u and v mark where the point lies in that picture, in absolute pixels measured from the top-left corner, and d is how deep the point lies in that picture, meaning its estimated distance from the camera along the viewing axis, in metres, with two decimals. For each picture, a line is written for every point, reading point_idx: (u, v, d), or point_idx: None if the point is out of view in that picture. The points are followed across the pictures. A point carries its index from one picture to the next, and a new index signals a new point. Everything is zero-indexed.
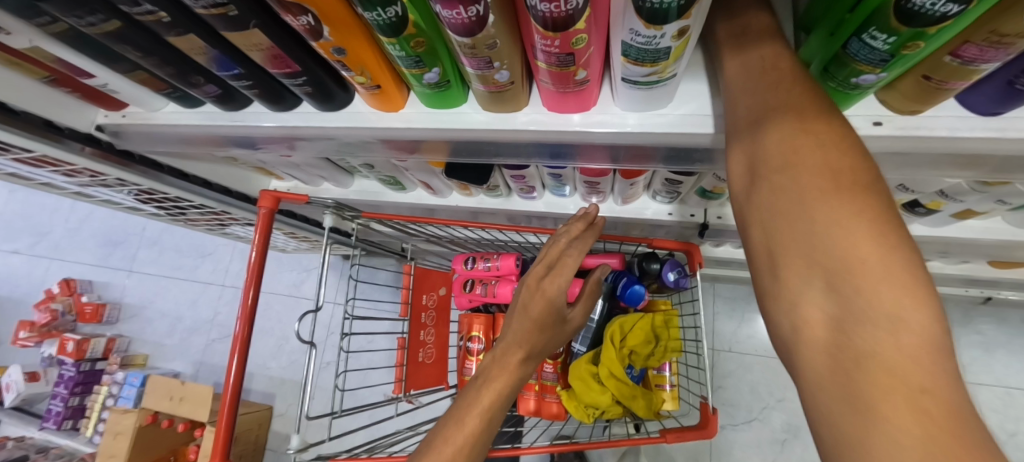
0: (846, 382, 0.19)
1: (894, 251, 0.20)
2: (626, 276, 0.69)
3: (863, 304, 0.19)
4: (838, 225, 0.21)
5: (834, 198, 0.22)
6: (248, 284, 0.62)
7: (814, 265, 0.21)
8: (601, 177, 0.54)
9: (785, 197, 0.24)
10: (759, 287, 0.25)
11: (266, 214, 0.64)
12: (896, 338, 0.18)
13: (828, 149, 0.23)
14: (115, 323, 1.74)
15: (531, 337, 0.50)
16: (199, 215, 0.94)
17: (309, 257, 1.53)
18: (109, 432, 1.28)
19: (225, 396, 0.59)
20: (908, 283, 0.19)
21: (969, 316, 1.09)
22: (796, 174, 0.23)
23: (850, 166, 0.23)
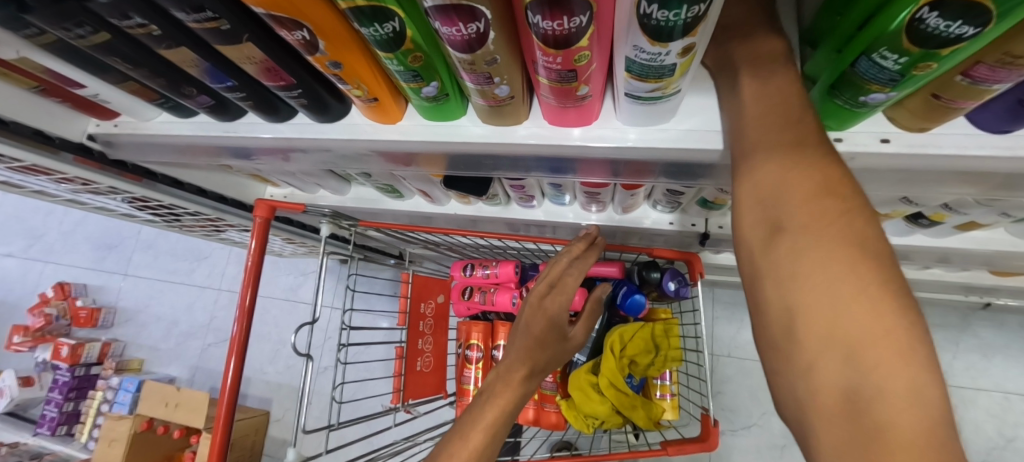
0: (865, 454, 0.20)
1: (909, 327, 0.21)
2: (626, 285, 0.69)
3: (882, 377, 0.20)
4: (860, 295, 0.22)
5: (853, 269, 0.23)
6: (245, 288, 0.61)
7: (834, 332, 0.22)
8: (601, 188, 0.54)
9: (804, 260, 0.24)
10: (769, 341, 0.26)
11: (262, 223, 0.63)
12: (914, 413, 0.20)
13: (844, 217, 0.24)
14: (110, 327, 1.72)
15: (533, 353, 0.49)
16: (195, 221, 0.92)
17: (306, 261, 1.52)
18: (104, 438, 1.27)
19: (221, 405, 0.58)
20: (918, 358, 0.21)
21: (967, 321, 1.09)
22: (818, 237, 0.24)
23: (863, 234, 0.24)
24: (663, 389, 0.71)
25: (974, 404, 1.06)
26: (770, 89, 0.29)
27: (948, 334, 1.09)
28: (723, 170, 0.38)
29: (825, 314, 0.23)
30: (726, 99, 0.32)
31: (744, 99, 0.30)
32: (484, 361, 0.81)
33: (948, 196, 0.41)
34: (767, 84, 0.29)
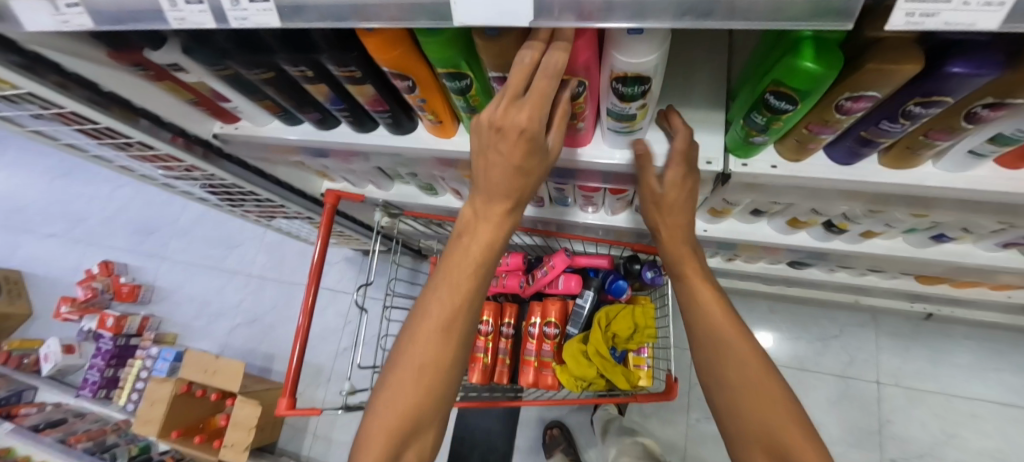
0: (777, 458, 0.41)
1: (776, 382, 0.44)
2: (613, 273, 0.86)
3: (775, 415, 0.42)
4: (754, 371, 0.45)
5: (745, 356, 0.46)
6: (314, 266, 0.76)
7: (749, 395, 0.44)
8: (595, 193, 0.70)
9: (725, 355, 0.46)
10: (714, 402, 0.47)
11: (329, 209, 0.80)
12: (791, 431, 0.42)
13: (738, 328, 0.48)
14: (147, 304, 1.89)
15: (501, 188, 0.38)
16: (255, 207, 1.10)
17: (330, 251, 1.69)
18: (146, 399, 1.40)
19: (288, 377, 0.68)
20: (783, 398, 0.43)
21: (917, 330, 1.23)
22: (729, 343, 0.47)
23: (745, 334, 0.47)
24: (639, 360, 0.87)
25: (923, 404, 1.18)
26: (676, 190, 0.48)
27: (900, 341, 1.23)
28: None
29: (741, 385, 0.44)
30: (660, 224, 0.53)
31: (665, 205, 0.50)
32: (494, 335, 0.96)
33: (840, 207, 0.58)
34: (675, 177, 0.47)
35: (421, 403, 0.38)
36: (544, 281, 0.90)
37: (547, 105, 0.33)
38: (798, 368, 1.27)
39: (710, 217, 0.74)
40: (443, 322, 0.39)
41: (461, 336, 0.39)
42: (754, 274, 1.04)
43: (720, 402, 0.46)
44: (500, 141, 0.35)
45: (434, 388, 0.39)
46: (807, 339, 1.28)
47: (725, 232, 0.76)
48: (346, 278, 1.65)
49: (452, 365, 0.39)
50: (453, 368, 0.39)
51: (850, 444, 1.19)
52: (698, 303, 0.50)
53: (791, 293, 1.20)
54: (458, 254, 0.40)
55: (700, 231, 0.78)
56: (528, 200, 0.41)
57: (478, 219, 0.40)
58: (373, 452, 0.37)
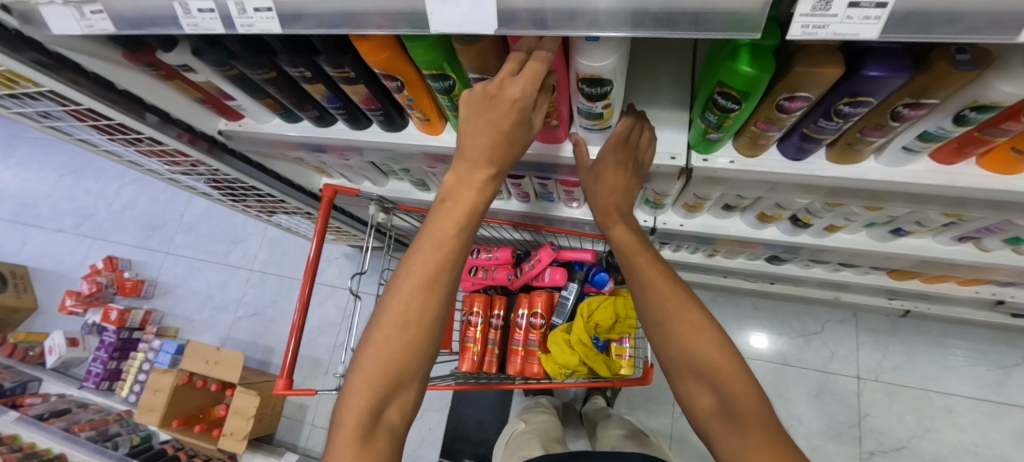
0: (711, 381, 0.46)
1: (703, 315, 0.48)
2: (595, 266, 0.91)
3: (705, 346, 0.46)
4: (683, 309, 0.48)
5: (674, 296, 0.49)
6: (311, 257, 0.80)
7: (682, 332, 0.47)
8: (575, 188, 0.75)
9: (658, 299, 0.50)
10: (651, 341, 0.51)
11: (327, 202, 0.85)
12: (720, 357, 0.46)
13: (665, 272, 0.51)
14: (150, 298, 1.94)
15: (485, 154, 0.43)
16: (256, 202, 1.14)
17: (330, 248, 1.74)
18: (148, 388, 1.44)
19: (285, 361, 0.72)
20: (710, 329, 0.47)
21: (895, 326, 1.27)
22: (659, 287, 0.50)
23: (671, 278, 0.51)
24: (621, 350, 0.89)
25: (899, 398, 1.21)
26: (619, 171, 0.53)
27: (879, 337, 1.27)
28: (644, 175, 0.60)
29: (675, 324, 0.48)
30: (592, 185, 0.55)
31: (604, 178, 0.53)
32: (483, 325, 1.01)
33: (799, 201, 0.62)
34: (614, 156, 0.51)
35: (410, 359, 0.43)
36: (531, 274, 0.95)
37: (537, 80, 0.39)
38: (780, 362, 1.31)
39: (685, 211, 0.78)
40: (422, 282, 0.43)
41: (441, 293, 0.44)
42: (734, 269, 1.08)
43: (657, 340, 0.50)
44: (491, 110, 0.41)
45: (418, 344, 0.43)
46: (790, 334, 1.32)
47: (700, 226, 0.80)
48: (345, 274, 1.69)
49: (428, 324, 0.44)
50: (435, 323, 0.44)
51: (831, 437, 1.22)
52: (631, 255, 0.54)
53: (773, 289, 1.24)
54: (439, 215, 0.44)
55: (677, 226, 0.82)
56: (509, 169, 0.46)
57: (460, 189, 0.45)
58: (359, 403, 0.41)
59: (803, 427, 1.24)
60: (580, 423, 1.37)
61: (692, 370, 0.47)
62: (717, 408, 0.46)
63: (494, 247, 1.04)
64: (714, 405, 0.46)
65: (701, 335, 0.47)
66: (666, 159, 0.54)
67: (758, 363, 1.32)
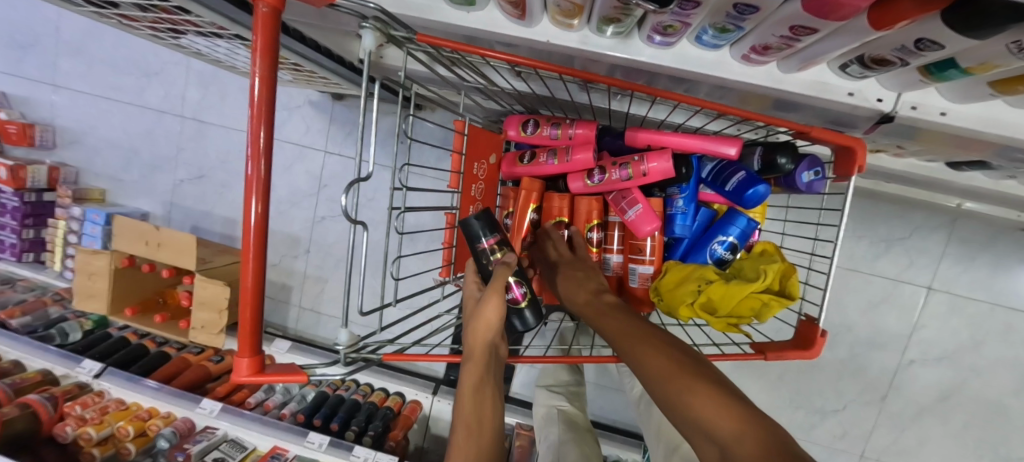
0: (681, 386, 0.35)
1: (668, 349, 0.40)
2: (743, 169, 0.55)
3: (661, 368, 0.38)
4: (647, 347, 0.41)
5: (633, 340, 0.43)
6: (252, 158, 0.40)
7: (659, 360, 0.39)
8: (829, 23, 0.33)
9: (630, 339, 0.44)
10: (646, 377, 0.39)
11: (268, 16, 0.39)
12: (687, 377, 0.35)
13: (626, 325, 0.47)
14: (52, 150, 1.44)
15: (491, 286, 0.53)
16: (140, 10, 0.64)
17: (288, 91, 1.25)
18: (80, 271, 1.15)
19: (244, 327, 0.42)
20: (669, 359, 0.38)
21: (995, 237, 1.08)
22: (627, 330, 0.46)
23: (629, 328, 0.46)
24: None
25: (959, 312, 1.13)
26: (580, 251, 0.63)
27: (970, 249, 1.10)
28: None
29: (646, 355, 0.40)
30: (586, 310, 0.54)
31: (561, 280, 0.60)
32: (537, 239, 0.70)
33: None
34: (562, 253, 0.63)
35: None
36: (619, 185, 0.61)
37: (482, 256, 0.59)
38: (848, 269, 1.15)
39: (980, 91, 0.41)
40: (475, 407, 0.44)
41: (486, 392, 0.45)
42: (883, 170, 0.77)
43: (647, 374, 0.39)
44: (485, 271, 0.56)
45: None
46: (870, 239, 1.13)
47: (978, 120, 0.44)
48: (316, 130, 1.25)
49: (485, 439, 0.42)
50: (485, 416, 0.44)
51: (876, 345, 1.17)
52: (619, 324, 0.48)
53: (885, 190, 0.97)
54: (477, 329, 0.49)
55: (933, 115, 0.45)
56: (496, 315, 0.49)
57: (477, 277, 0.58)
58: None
59: (850, 334, 1.18)
60: None
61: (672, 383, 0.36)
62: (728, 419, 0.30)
63: (565, 119, 0.65)
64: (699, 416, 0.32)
65: (665, 366, 0.37)
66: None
67: None
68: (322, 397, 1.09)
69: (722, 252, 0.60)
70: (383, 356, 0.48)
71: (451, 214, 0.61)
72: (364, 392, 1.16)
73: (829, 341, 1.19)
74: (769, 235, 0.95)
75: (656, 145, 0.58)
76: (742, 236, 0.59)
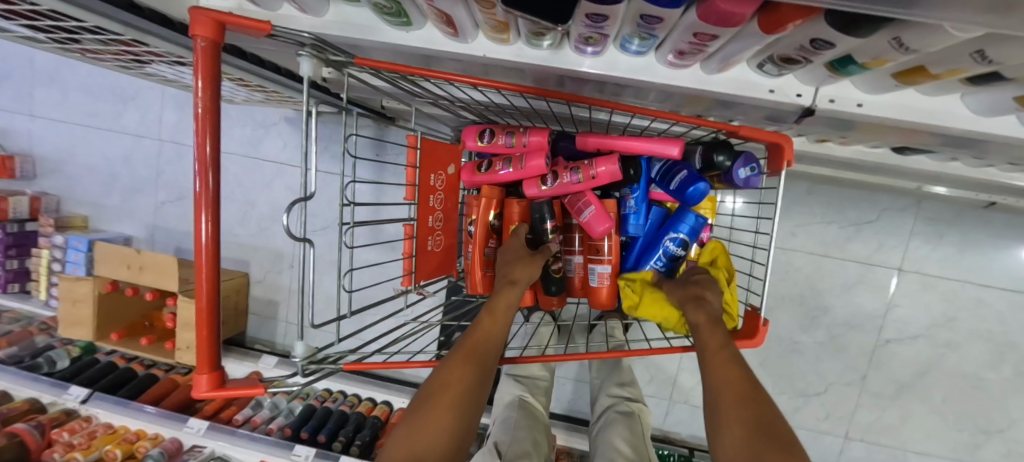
0: (740, 418, 0.38)
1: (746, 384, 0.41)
2: (685, 168, 0.58)
3: (736, 396, 0.40)
4: (728, 374, 0.43)
5: (722, 360, 0.45)
6: (201, 176, 0.42)
7: (732, 390, 0.41)
8: (724, 30, 0.36)
9: (717, 358, 0.45)
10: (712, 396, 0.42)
11: (208, 49, 0.42)
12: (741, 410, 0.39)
13: (718, 339, 0.48)
14: (33, 180, 1.45)
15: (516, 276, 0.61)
16: (101, 44, 0.66)
17: (263, 109, 1.26)
18: (64, 298, 1.16)
19: (201, 342, 0.44)
20: (740, 393, 0.40)
21: (960, 215, 1.11)
22: (718, 347, 0.47)
23: (718, 344, 0.47)
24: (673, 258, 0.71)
25: (931, 290, 1.15)
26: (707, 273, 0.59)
27: (937, 228, 1.13)
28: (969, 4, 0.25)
29: (727, 380, 0.42)
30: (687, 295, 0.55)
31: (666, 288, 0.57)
32: (499, 244, 0.72)
33: None
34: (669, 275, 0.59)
35: (450, 407, 0.44)
36: (572, 190, 0.62)
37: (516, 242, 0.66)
38: (820, 254, 1.17)
39: (888, 83, 0.43)
40: (484, 343, 0.52)
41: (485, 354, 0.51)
42: (836, 158, 0.80)
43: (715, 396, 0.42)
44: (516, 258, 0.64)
45: (464, 382, 0.47)
46: (839, 223, 1.15)
47: (893, 109, 0.46)
48: (293, 146, 1.27)
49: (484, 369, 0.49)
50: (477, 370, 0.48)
51: (852, 327, 1.20)
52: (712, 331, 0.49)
53: (847, 176, 1.00)
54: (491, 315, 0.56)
55: (850, 107, 0.47)
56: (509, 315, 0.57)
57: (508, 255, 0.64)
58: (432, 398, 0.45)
59: (827, 317, 1.20)
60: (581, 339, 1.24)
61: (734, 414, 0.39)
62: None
63: (521, 127, 0.67)
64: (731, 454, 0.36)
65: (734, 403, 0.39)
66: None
67: (796, 254, 1.18)
68: (310, 411, 1.11)
69: (674, 248, 0.62)
70: (342, 364, 0.51)
71: (410, 224, 0.63)
72: (352, 403, 1.17)
73: (807, 325, 1.21)
74: (736, 226, 0.98)
75: (605, 148, 0.60)
76: (691, 232, 0.61)
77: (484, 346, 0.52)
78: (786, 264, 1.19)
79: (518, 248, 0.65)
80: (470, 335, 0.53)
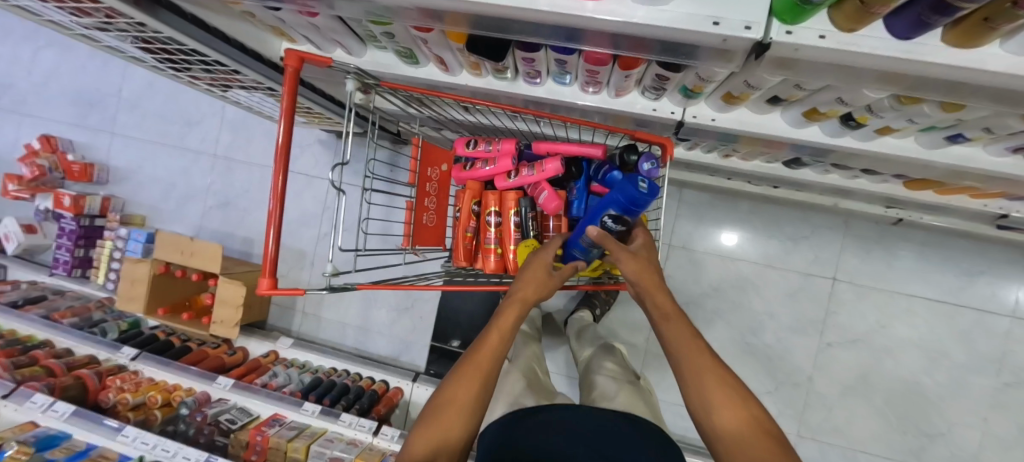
0: (717, 395, 0.48)
1: (710, 359, 0.51)
2: (607, 165, 0.80)
3: (707, 375, 0.50)
4: (692, 350, 0.52)
5: (681, 337, 0.54)
6: (279, 151, 0.66)
7: (705, 364, 0.51)
8: (600, 66, 0.60)
9: (675, 335, 0.54)
10: (684, 375, 0.51)
11: (291, 73, 0.67)
12: (720, 390, 0.48)
13: (670, 317, 0.56)
14: (106, 185, 1.74)
15: (530, 292, 0.67)
16: (204, 73, 0.94)
17: (301, 132, 1.55)
18: (125, 277, 1.40)
19: (266, 255, 0.66)
20: (713, 371, 0.50)
21: (882, 233, 1.30)
22: (672, 324, 0.55)
23: (676, 321, 0.56)
24: None
25: (864, 298, 1.31)
26: (642, 240, 0.66)
27: (864, 243, 1.31)
28: (704, 50, 0.47)
29: (694, 357, 0.51)
30: (638, 282, 0.61)
31: (622, 264, 0.62)
32: (478, 225, 0.94)
33: (872, 95, 0.52)
34: (618, 245, 0.63)
35: (457, 418, 0.54)
36: (529, 180, 0.85)
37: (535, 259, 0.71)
38: (764, 264, 1.36)
39: (722, 103, 0.67)
40: (489, 359, 0.59)
41: (489, 370, 0.58)
42: (747, 174, 1.02)
43: (686, 374, 0.51)
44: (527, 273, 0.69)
45: (467, 397, 0.55)
46: (779, 238, 1.34)
47: (734, 122, 0.69)
48: (322, 162, 1.54)
49: (488, 381, 0.58)
50: (484, 384, 0.57)
51: (797, 330, 1.35)
52: (660, 308, 0.58)
53: (774, 194, 1.21)
54: (496, 328, 0.62)
55: (708, 121, 0.71)
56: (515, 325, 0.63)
57: (525, 271, 0.70)
58: (449, 413, 0.54)
59: (773, 321, 1.36)
60: (557, 334, 1.40)
61: (713, 395, 0.48)
62: (736, 428, 0.45)
63: (495, 138, 0.90)
64: (715, 427, 0.47)
65: (713, 379, 0.49)
66: (780, 35, 0.42)
67: (743, 264, 1.37)
68: (317, 380, 1.27)
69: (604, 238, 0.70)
70: (355, 286, 0.73)
71: (411, 202, 0.87)
72: (354, 379, 1.34)
73: (757, 327, 1.37)
74: None
75: (552, 152, 0.83)
76: (625, 210, 0.63)
77: (489, 361, 0.59)
78: (735, 272, 1.37)
79: (540, 263, 0.70)
80: (477, 352, 0.60)
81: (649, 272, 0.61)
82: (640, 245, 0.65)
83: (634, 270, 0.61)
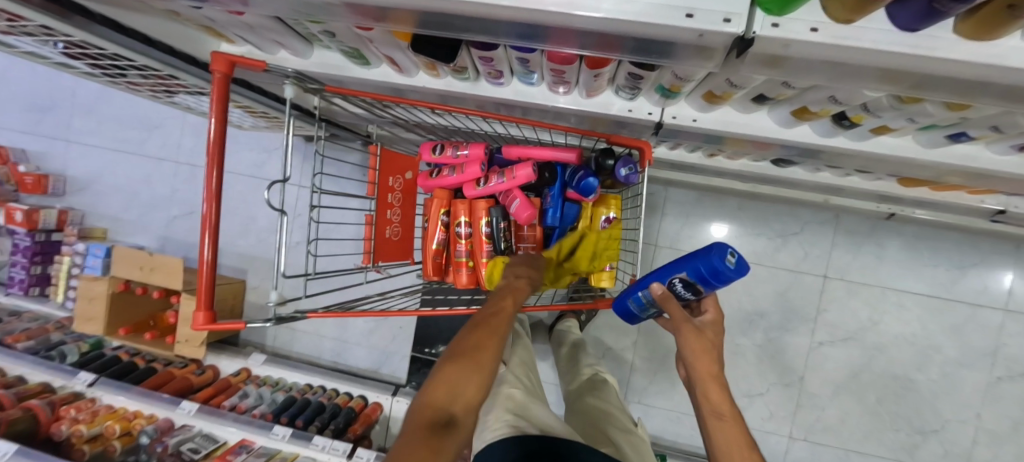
0: None
1: (746, 436, 0.50)
2: (583, 170, 0.74)
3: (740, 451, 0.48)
4: (733, 424, 0.50)
5: (721, 407, 0.52)
6: (210, 168, 0.59)
7: (741, 440, 0.49)
8: (566, 65, 0.54)
9: (713, 402, 0.53)
10: (720, 446, 0.49)
11: (221, 79, 0.60)
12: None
13: (711, 382, 0.54)
14: (63, 196, 1.64)
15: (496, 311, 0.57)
16: (142, 78, 0.85)
17: (268, 136, 1.47)
18: (82, 296, 1.31)
19: (199, 284, 0.59)
20: (746, 449, 0.48)
21: (874, 228, 1.25)
22: (714, 390, 0.53)
23: (715, 384, 0.54)
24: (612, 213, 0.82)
25: (856, 295, 1.27)
26: (711, 317, 0.62)
27: (855, 239, 1.27)
28: (680, 47, 0.41)
29: (731, 430, 0.50)
30: (682, 335, 0.58)
31: (681, 337, 0.58)
32: (448, 237, 0.87)
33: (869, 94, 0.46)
34: (680, 313, 0.60)
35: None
36: (500, 188, 0.78)
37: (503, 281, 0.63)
38: (754, 262, 1.31)
39: (703, 102, 0.60)
40: (449, 392, 0.46)
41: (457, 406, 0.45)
42: (734, 173, 0.96)
43: (720, 445, 0.49)
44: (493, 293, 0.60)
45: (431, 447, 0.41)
46: (769, 235, 1.30)
47: (717, 123, 0.63)
48: (290, 167, 1.46)
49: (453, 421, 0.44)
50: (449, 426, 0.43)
51: (789, 329, 1.31)
52: (705, 373, 0.55)
53: (764, 192, 1.15)
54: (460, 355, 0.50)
55: (688, 121, 0.64)
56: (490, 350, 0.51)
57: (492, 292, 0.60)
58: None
59: (764, 320, 1.32)
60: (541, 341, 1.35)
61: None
62: None
63: (463, 143, 0.83)
64: None
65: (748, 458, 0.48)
66: (764, 28, 0.35)
67: None
68: (291, 399, 1.21)
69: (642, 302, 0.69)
70: (306, 313, 0.66)
71: (371, 215, 0.80)
72: (330, 395, 1.27)
73: (747, 327, 1.33)
74: None
75: (523, 157, 0.77)
76: (700, 280, 0.60)
77: (449, 396, 0.46)
78: None
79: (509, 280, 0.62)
80: (435, 386, 0.47)
81: (692, 329, 0.58)
82: (707, 320, 0.61)
83: (682, 329, 0.59)
